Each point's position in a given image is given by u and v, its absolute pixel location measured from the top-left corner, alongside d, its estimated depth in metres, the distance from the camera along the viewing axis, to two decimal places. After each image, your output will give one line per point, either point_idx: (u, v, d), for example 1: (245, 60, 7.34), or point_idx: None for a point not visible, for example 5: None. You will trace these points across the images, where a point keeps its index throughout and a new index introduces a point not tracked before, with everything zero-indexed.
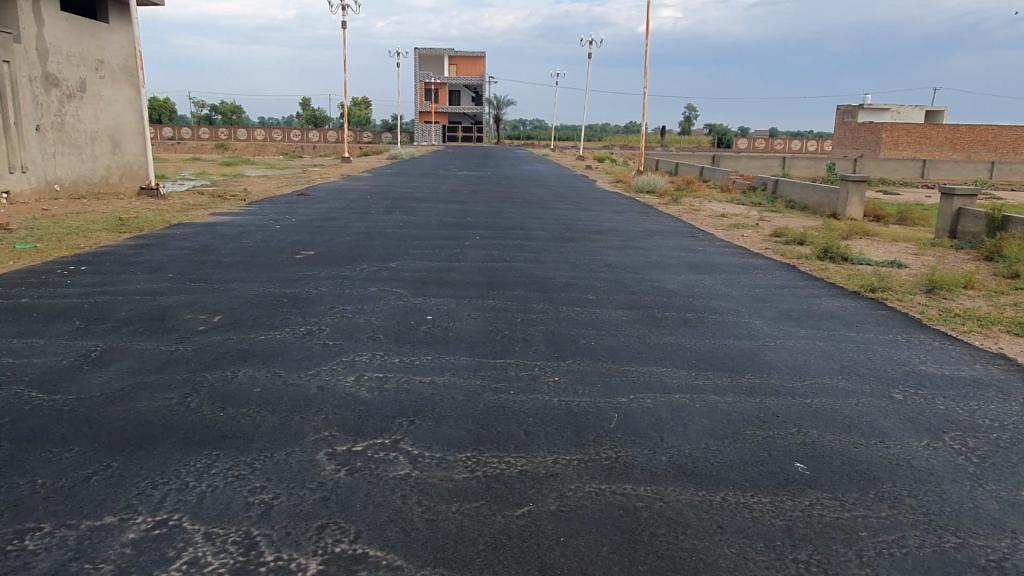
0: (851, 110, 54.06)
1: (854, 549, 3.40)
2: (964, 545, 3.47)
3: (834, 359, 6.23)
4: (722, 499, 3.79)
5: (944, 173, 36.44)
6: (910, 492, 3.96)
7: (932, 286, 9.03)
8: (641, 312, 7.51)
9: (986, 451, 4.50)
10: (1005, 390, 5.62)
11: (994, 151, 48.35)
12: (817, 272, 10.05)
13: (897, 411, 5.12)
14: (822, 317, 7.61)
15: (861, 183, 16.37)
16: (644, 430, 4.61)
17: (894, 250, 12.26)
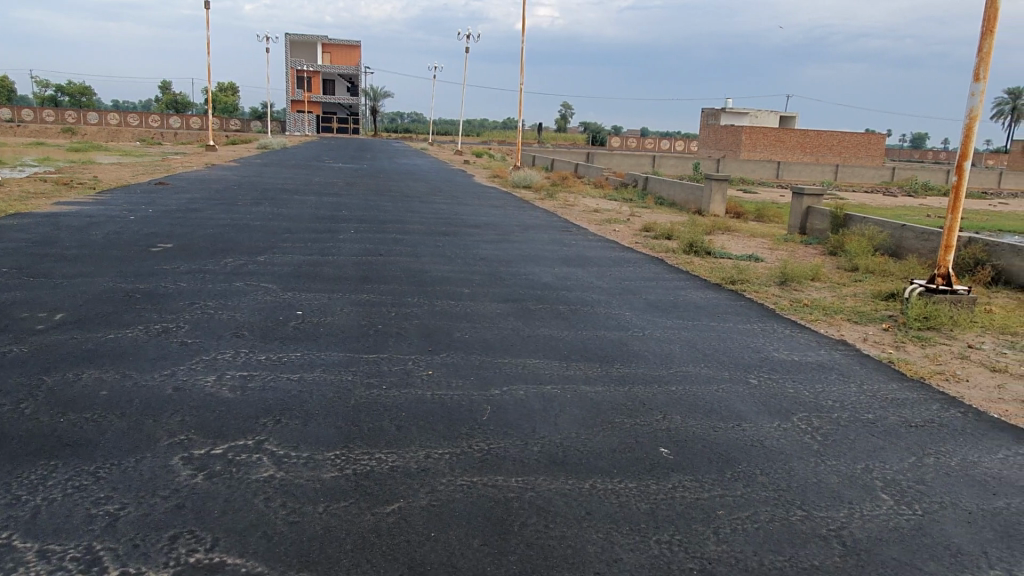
0: (714, 113, 57.21)
1: (711, 526, 3.58)
2: (809, 517, 3.73)
3: (696, 347, 6.55)
4: (590, 486, 3.88)
5: (795, 175, 39.29)
6: (762, 470, 4.22)
7: (784, 278, 9.69)
8: (516, 305, 7.58)
9: (828, 430, 4.88)
10: (846, 373, 6.11)
11: (838, 155, 52.75)
12: (683, 265, 10.54)
13: (751, 395, 5.45)
14: (687, 308, 7.99)
15: (723, 183, 17.34)
16: (516, 421, 4.65)
17: (751, 245, 13.07)
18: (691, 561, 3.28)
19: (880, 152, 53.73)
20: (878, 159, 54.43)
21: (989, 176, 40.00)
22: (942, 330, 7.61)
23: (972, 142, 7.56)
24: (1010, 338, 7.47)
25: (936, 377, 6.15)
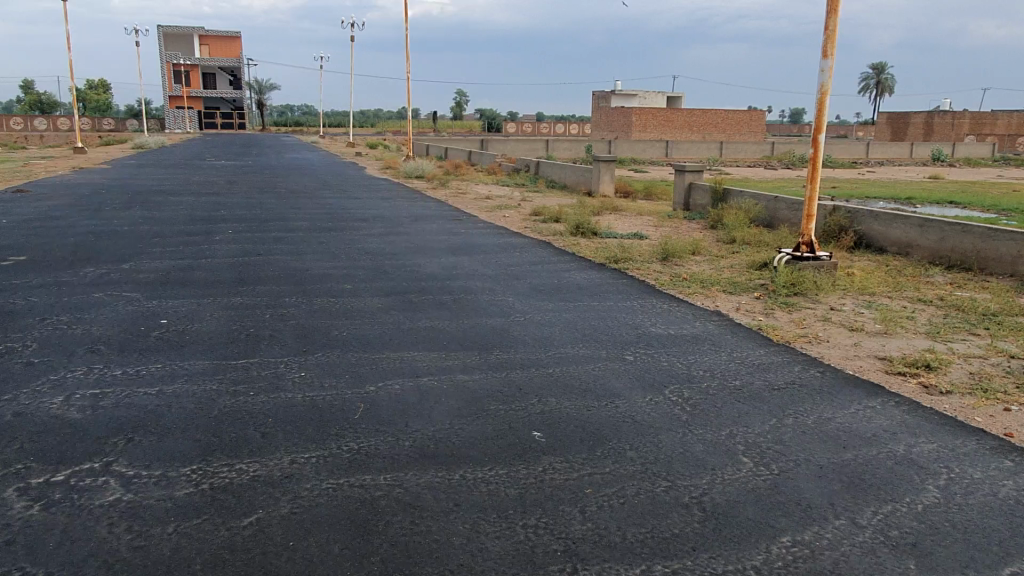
0: (604, 96, 58.33)
1: (578, 506, 3.61)
2: (673, 487, 3.84)
3: (576, 328, 6.63)
4: (460, 477, 3.84)
5: (684, 153, 40.61)
6: (631, 445, 4.31)
7: (665, 254, 9.97)
8: (398, 298, 7.46)
9: (696, 400, 5.03)
10: (717, 343, 6.34)
11: (723, 132, 54.91)
12: (569, 247, 10.67)
13: (627, 371, 5.56)
14: (570, 290, 8.07)
15: (611, 163, 17.67)
16: (389, 417, 4.56)
17: (637, 223, 13.39)
18: (556, 542, 3.30)
19: (761, 128, 56.30)
20: (760, 134, 57.07)
21: (859, 147, 42.62)
22: (808, 295, 8.03)
23: (825, 116, 7.97)
24: (868, 298, 7.97)
25: (800, 341, 6.48)
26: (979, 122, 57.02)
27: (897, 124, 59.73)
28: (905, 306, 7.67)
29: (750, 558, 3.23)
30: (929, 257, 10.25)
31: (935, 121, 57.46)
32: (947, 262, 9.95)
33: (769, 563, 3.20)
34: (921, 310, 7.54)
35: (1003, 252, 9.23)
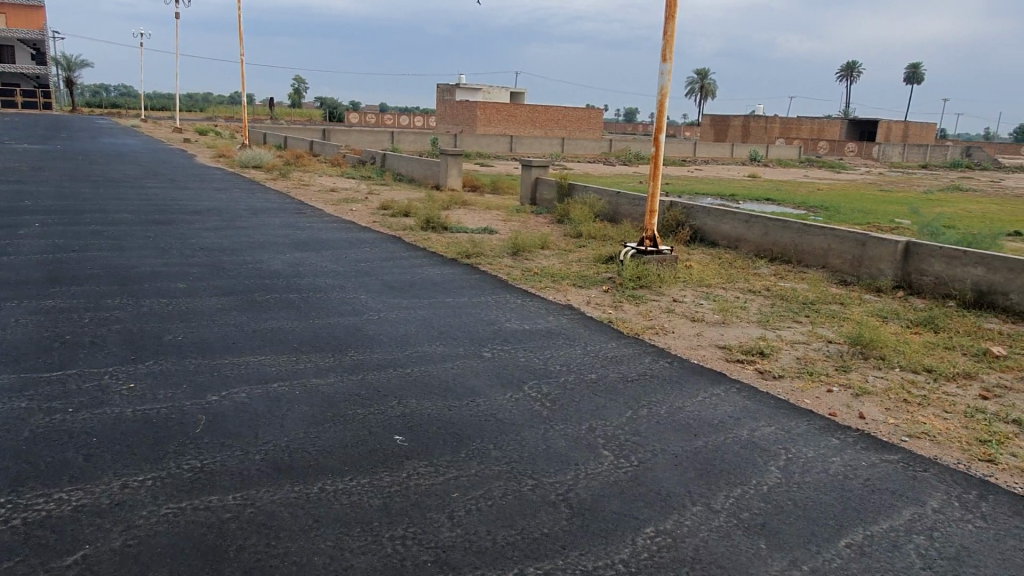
0: (449, 89, 58.29)
1: (446, 512, 3.50)
2: (539, 485, 3.83)
3: (432, 326, 6.49)
4: (318, 490, 3.61)
5: (527, 148, 41.48)
6: (495, 444, 4.25)
7: (515, 249, 10.06)
8: (239, 298, 6.95)
9: (556, 395, 5.08)
10: (571, 337, 6.46)
11: (564, 128, 56.73)
12: (420, 241, 10.49)
13: (486, 369, 5.51)
14: (424, 286, 7.91)
15: (458, 157, 17.64)
16: (235, 429, 4.20)
17: (486, 217, 13.45)
18: (425, 553, 3.17)
19: (599, 125, 58.76)
20: (597, 131, 59.52)
21: (687, 146, 45.60)
22: (652, 287, 8.41)
23: (665, 116, 8.35)
24: (705, 290, 8.48)
25: (648, 332, 6.75)
26: (787, 126, 63.00)
27: (718, 126, 64.60)
28: (738, 297, 8.23)
29: (618, 552, 3.28)
30: (754, 250, 11.10)
31: (751, 124, 62.77)
32: (769, 255, 10.84)
33: (635, 556, 3.27)
34: (751, 300, 8.13)
35: (817, 245, 10.17)
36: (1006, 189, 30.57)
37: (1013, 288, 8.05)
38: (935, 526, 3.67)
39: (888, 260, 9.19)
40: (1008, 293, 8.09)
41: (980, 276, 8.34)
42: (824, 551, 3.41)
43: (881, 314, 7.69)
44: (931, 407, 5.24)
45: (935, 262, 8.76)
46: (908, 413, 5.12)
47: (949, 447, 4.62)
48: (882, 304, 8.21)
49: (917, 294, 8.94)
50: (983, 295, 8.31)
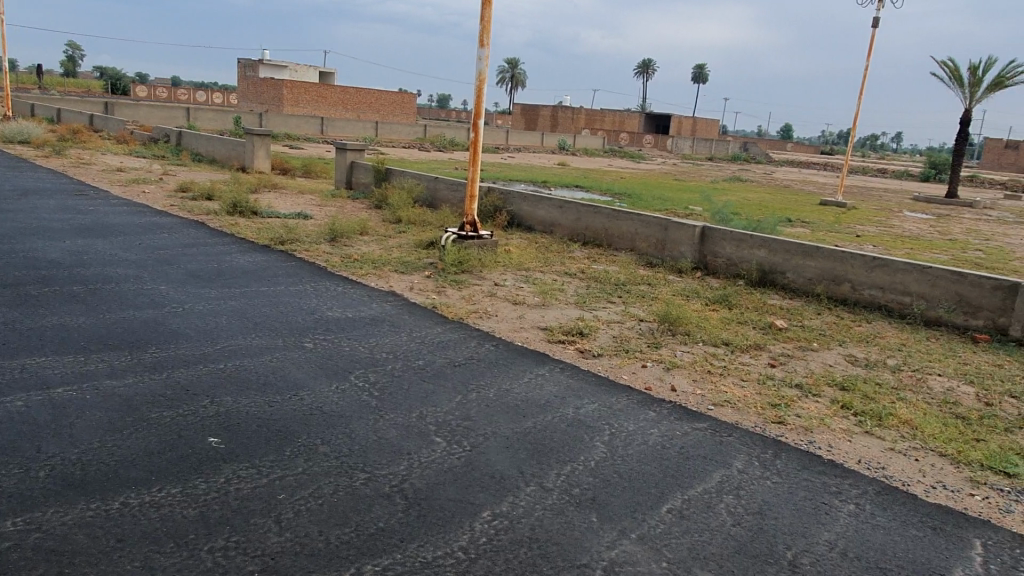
0: (252, 64, 54.79)
1: (272, 516, 3.25)
2: (371, 478, 3.68)
3: (246, 317, 6.04)
4: (121, 506, 3.20)
5: (339, 131, 40.14)
6: (323, 439, 4.03)
7: (332, 234, 9.66)
8: (10, 292, 6.02)
9: (384, 384, 4.92)
10: (396, 324, 6.31)
11: (377, 111, 55.62)
12: (227, 227, 9.75)
13: (308, 360, 5.22)
14: (233, 275, 7.35)
15: (265, 138, 16.61)
16: (12, 444, 3.62)
17: (299, 202, 12.81)
18: (251, 562, 2.92)
19: (412, 110, 58.26)
20: (411, 116, 59.00)
21: (500, 134, 46.56)
22: (474, 272, 8.46)
23: (483, 102, 8.38)
24: (525, 273, 8.68)
25: (473, 317, 6.77)
26: (592, 117, 66.35)
27: (529, 115, 66.58)
28: (556, 280, 8.52)
29: (457, 540, 3.23)
30: (569, 235, 11.56)
31: (559, 114, 65.43)
32: (582, 240, 11.34)
33: (474, 541, 3.24)
34: (568, 283, 8.45)
35: (624, 230, 10.79)
36: (775, 180, 34.50)
37: (790, 268, 9.08)
38: (740, 485, 4.01)
39: (687, 244, 9.97)
40: (786, 273, 9.12)
41: (763, 257, 9.30)
42: (649, 518, 3.60)
43: (684, 293, 8.33)
44: (730, 377, 5.75)
45: (726, 245, 9.64)
46: (711, 383, 5.57)
47: (747, 412, 5.09)
48: (683, 284, 8.89)
49: (712, 274, 9.80)
50: (766, 274, 9.30)
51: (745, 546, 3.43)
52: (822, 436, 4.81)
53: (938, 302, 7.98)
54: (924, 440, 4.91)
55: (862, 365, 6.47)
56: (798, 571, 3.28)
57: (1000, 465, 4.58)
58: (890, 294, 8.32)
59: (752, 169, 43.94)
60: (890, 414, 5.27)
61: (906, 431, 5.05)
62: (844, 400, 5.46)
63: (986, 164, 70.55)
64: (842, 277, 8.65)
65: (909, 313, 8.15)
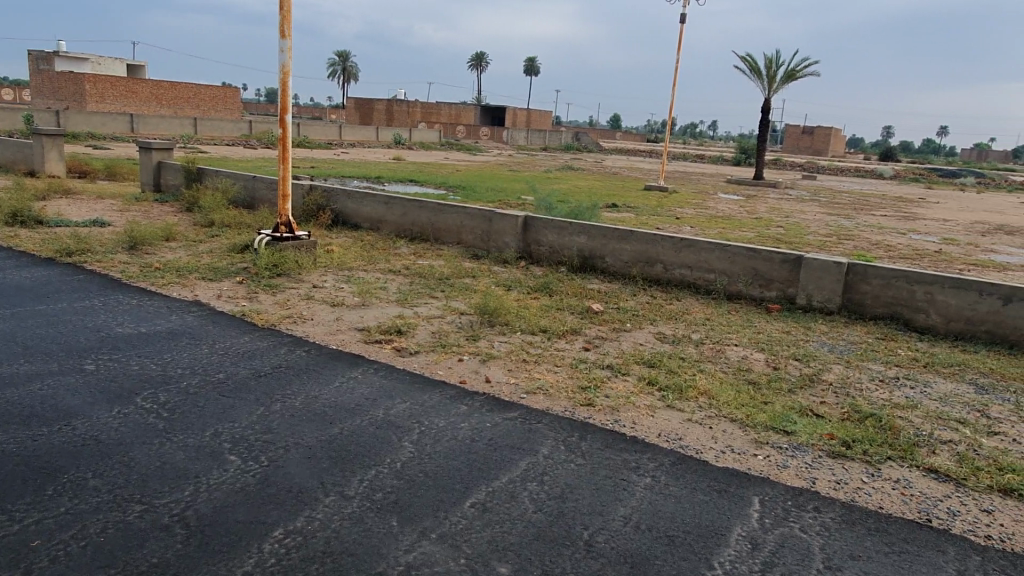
0: (46, 57, 49.47)
1: (21, 568, 2.89)
2: (149, 509, 3.38)
3: (15, 341, 5.38)
4: None
5: (153, 128, 37.19)
6: (95, 472, 3.65)
7: (132, 242, 8.88)
8: None
9: (175, 403, 4.56)
10: (197, 336, 5.88)
11: (196, 107, 52.17)
12: (3, 240, 8.67)
13: (87, 384, 4.74)
14: (4, 294, 6.53)
15: (56, 138, 15.07)
16: None
17: (97, 208, 11.69)
18: None
19: (237, 105, 55.26)
20: (236, 112, 55.91)
21: (332, 128, 45.17)
22: (291, 275, 8.10)
23: (289, 97, 8.01)
24: (345, 273, 8.43)
25: (285, 322, 6.46)
26: (428, 110, 66.13)
27: (363, 109, 65.16)
28: (378, 278, 8.35)
29: (241, 566, 3.03)
30: (395, 231, 11.39)
31: (394, 108, 64.60)
32: (410, 235, 11.22)
33: (261, 564, 3.05)
34: (391, 280, 8.29)
35: (451, 223, 10.78)
36: (604, 167, 36.03)
37: (608, 252, 9.46)
38: (545, 471, 4.09)
39: (511, 234, 10.12)
40: (605, 257, 9.49)
41: (582, 243, 9.63)
42: (450, 515, 3.57)
43: (506, 284, 8.44)
44: (545, 363, 5.87)
45: (548, 234, 9.88)
46: (526, 371, 5.67)
47: (558, 397, 5.21)
48: (507, 274, 9.02)
49: (537, 262, 10.03)
50: (586, 260, 9.64)
51: (544, 531, 3.49)
52: (627, 414, 5.02)
53: (737, 277, 8.63)
54: (718, 408, 5.26)
55: (669, 341, 6.86)
56: (593, 550, 3.36)
57: (782, 425, 5.00)
58: (697, 272, 8.89)
59: (582, 158, 45.64)
60: (689, 386, 5.61)
61: (703, 401, 5.39)
62: (649, 376, 5.75)
63: (788, 148, 77.84)
64: (654, 258, 9.14)
65: (714, 289, 8.76)
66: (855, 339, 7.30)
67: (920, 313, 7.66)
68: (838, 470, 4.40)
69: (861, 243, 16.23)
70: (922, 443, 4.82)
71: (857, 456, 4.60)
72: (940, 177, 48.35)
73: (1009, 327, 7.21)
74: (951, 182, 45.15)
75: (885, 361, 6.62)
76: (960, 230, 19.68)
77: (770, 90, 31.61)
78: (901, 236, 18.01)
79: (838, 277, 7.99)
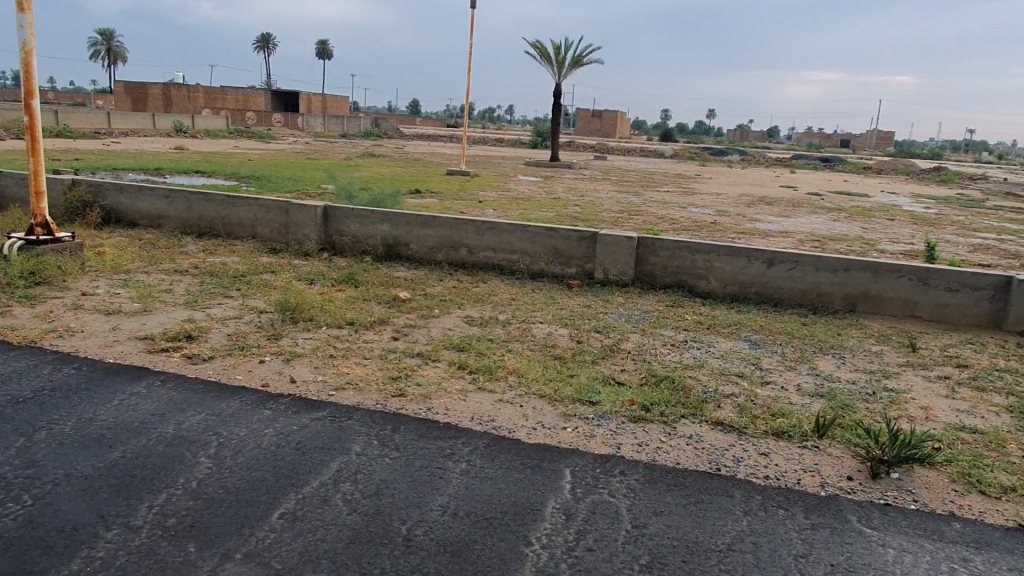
0: None
1: None
2: None
3: None
4: None
5: None
6: None
7: None
8: None
9: None
10: None
11: None
12: None
13: None
14: None
15: None
16: None
17: None
18: None
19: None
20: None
21: (100, 116, 40.64)
22: (53, 282, 7.13)
23: (35, 80, 7.02)
24: (122, 276, 7.59)
25: (49, 337, 5.67)
26: (212, 96, 61.65)
27: (136, 95, 59.32)
28: (161, 280, 7.60)
29: None
30: (180, 227, 10.46)
31: (172, 93, 59.49)
32: (198, 231, 10.35)
33: None
34: (177, 282, 7.59)
35: (243, 217, 10.09)
36: (405, 153, 35.76)
37: (412, 239, 9.35)
38: (358, 469, 3.93)
39: (310, 225, 9.67)
40: (409, 244, 9.37)
41: (386, 231, 9.44)
42: (256, 531, 3.31)
43: (307, 277, 8.05)
44: (353, 357, 5.67)
45: (350, 223, 9.57)
46: (333, 367, 5.43)
47: (369, 390, 5.05)
48: (309, 267, 8.61)
49: (340, 253, 9.69)
50: (390, 248, 9.46)
51: (360, 533, 3.34)
52: (440, 400, 4.98)
53: (539, 257, 8.92)
54: (527, 386, 5.39)
55: (477, 324, 6.92)
56: (411, 544, 3.28)
57: (587, 396, 5.23)
58: (501, 254, 9.06)
59: (384, 144, 44.94)
60: (499, 367, 5.69)
61: (513, 380, 5.49)
62: (460, 361, 5.75)
63: (580, 131, 82.08)
64: (459, 243, 9.18)
65: (518, 269, 8.98)
66: (647, 308, 7.83)
67: (701, 280, 8.40)
68: (639, 433, 4.68)
69: (648, 218, 17.52)
70: (709, 399, 5.27)
71: (655, 417, 4.92)
72: (711, 155, 53.47)
73: (773, 287, 8.13)
74: (720, 160, 50.18)
75: (674, 327, 7.17)
76: (730, 203, 21.91)
77: (560, 75, 33.02)
78: (681, 210, 19.69)
79: (629, 251, 8.53)
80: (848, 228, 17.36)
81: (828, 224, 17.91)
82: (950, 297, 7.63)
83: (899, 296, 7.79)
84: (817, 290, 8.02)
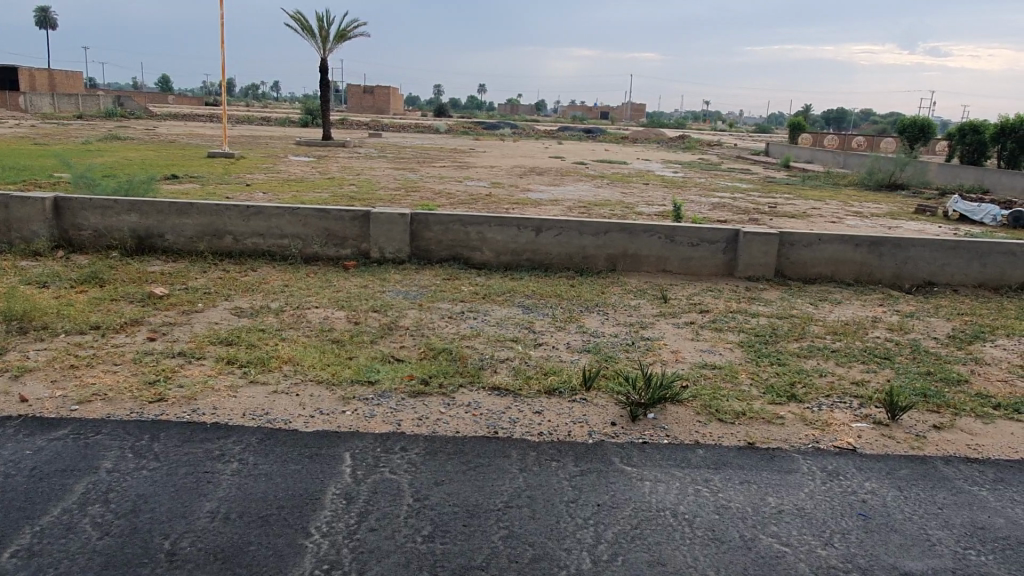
0: None
1: None
2: None
3: None
4: None
5: None
6: None
7: None
8: None
9: None
10: None
11: None
12: None
13: None
14: None
15: None
16: None
17: None
18: None
19: None
20: None
21: None
22: None
23: None
24: None
25: None
26: None
27: None
28: None
29: None
30: None
31: None
32: None
33: None
34: None
35: None
36: (158, 136, 32.47)
37: (166, 230, 8.56)
38: (109, 488, 3.55)
39: (39, 220, 8.47)
40: (164, 235, 8.57)
41: (134, 222, 8.54)
42: None
43: (38, 280, 7.06)
44: (100, 365, 5.09)
45: (89, 216, 8.54)
46: (75, 379, 4.83)
47: (121, 399, 4.57)
48: (41, 268, 7.56)
49: (80, 250, 8.61)
50: (142, 240, 8.59)
51: (114, 557, 3.02)
52: (206, 400, 4.64)
53: (311, 240, 8.59)
54: (304, 373, 5.19)
55: (247, 315, 6.53)
56: (176, 558, 3.03)
57: (366, 376, 5.16)
58: (270, 239, 8.59)
59: (131, 126, 40.49)
60: (272, 358, 5.42)
61: (287, 369, 5.26)
62: (228, 356, 5.39)
63: (353, 108, 79.98)
64: (222, 230, 8.56)
65: (289, 255, 8.59)
66: (425, 283, 7.89)
67: (476, 252, 8.62)
68: (419, 407, 4.73)
69: (425, 193, 17.64)
70: (486, 366, 5.45)
71: (434, 390, 4.98)
72: (483, 129, 54.89)
73: (542, 253, 8.57)
74: (492, 133, 51.58)
75: (452, 299, 7.29)
76: (503, 175, 22.67)
77: (325, 51, 31.88)
78: (457, 183, 20.04)
79: (403, 228, 8.51)
80: (609, 194, 18.74)
81: (592, 191, 19.22)
82: (692, 251, 8.56)
83: (652, 254, 8.58)
84: (582, 254, 8.58)
